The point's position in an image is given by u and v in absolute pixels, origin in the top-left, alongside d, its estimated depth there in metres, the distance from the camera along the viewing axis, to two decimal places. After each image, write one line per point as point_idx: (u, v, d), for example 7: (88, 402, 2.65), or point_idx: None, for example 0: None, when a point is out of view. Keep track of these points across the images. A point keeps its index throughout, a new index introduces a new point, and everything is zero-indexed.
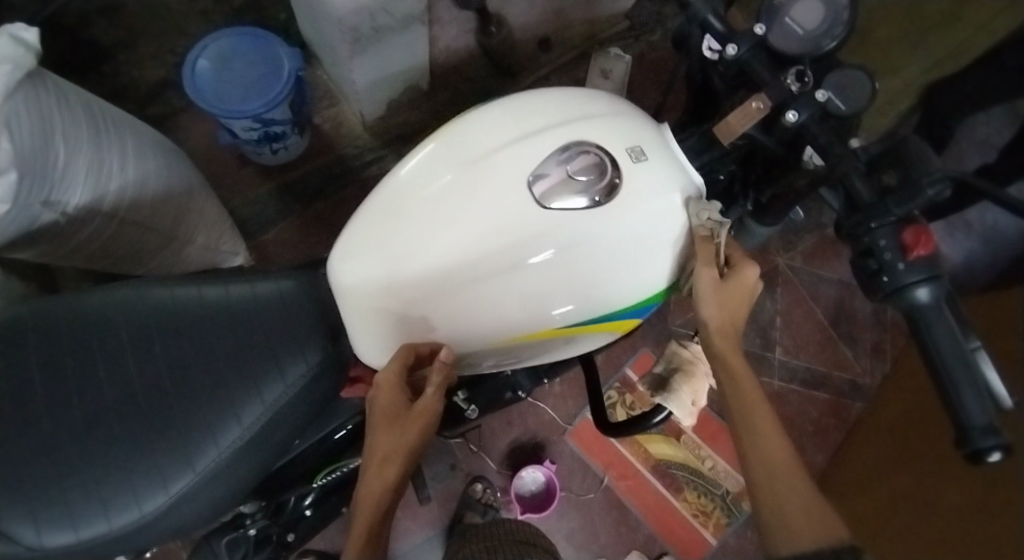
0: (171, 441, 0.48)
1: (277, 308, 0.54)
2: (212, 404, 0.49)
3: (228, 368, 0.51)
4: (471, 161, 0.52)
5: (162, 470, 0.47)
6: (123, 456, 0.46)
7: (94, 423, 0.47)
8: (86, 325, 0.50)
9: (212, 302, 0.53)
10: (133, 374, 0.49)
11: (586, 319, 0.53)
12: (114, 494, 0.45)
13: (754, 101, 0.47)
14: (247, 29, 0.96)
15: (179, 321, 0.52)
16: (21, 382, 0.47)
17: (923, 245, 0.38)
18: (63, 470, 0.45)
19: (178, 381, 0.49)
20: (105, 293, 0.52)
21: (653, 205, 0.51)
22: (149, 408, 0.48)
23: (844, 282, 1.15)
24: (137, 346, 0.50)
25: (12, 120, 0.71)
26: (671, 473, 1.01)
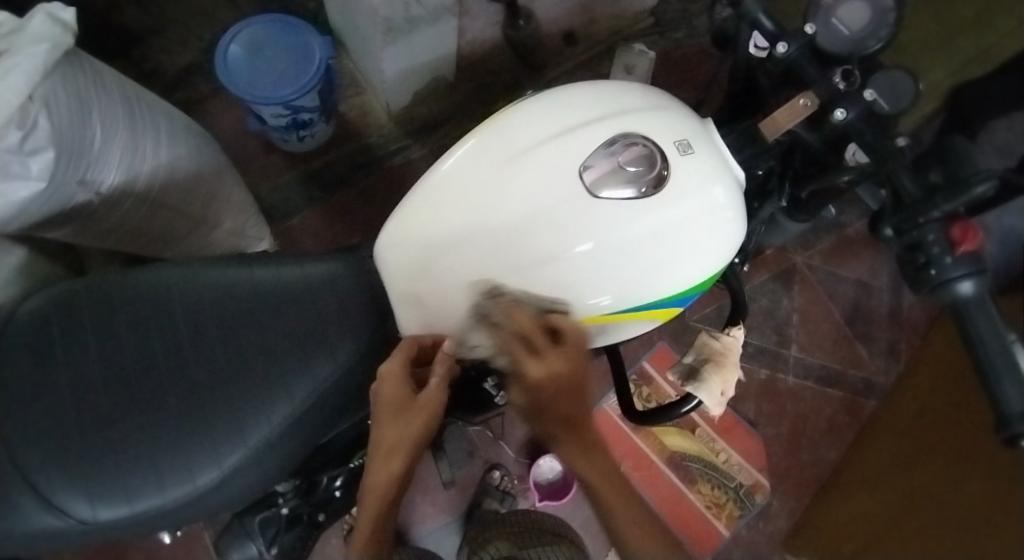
0: (223, 417, 0.49)
1: (323, 288, 0.55)
2: (262, 382, 0.50)
3: (277, 347, 0.52)
4: (515, 154, 0.53)
5: (215, 446, 0.48)
6: (176, 431, 0.47)
7: (150, 399, 0.47)
8: (138, 299, 0.50)
9: (261, 281, 0.53)
10: (187, 351, 0.50)
11: (630, 308, 0.53)
12: (167, 469, 0.46)
13: (801, 98, 0.49)
14: (280, 16, 0.97)
15: (230, 299, 0.53)
16: (76, 356, 0.47)
17: (970, 240, 0.39)
18: (118, 444, 0.46)
19: (229, 360, 0.50)
20: (153, 271, 0.52)
21: (699, 198, 0.52)
22: (202, 385, 0.49)
23: (861, 282, 1.16)
24: (187, 325, 0.51)
25: (51, 100, 0.72)
26: (686, 465, 1.05)
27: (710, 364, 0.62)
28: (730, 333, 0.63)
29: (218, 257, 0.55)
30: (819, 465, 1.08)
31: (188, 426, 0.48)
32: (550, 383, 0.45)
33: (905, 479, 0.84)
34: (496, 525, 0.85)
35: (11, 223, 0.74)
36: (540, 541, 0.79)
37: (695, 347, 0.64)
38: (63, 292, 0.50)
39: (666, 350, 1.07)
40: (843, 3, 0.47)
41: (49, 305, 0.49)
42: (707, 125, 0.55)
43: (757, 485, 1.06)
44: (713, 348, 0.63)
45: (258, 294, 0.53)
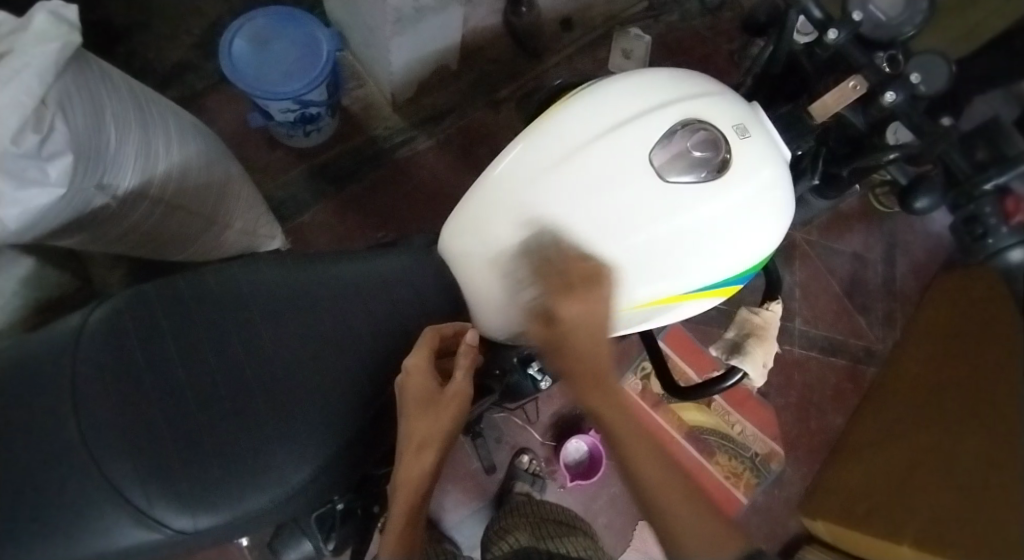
0: (311, 417, 0.53)
1: (390, 281, 0.62)
2: (344, 378, 0.56)
3: (339, 350, 0.57)
4: (569, 153, 0.54)
5: (306, 448, 0.52)
6: (271, 431, 0.51)
7: (239, 403, 0.51)
8: (218, 311, 0.53)
9: (319, 288, 0.58)
10: (270, 358, 0.54)
11: (701, 286, 0.56)
12: (263, 471, 0.50)
13: (851, 81, 0.52)
14: (283, 9, 0.95)
15: (290, 308, 0.56)
16: (155, 365, 0.48)
17: (1022, 213, 0.41)
18: (213, 448, 0.48)
19: (309, 364, 0.55)
20: (223, 280, 0.55)
21: (758, 180, 0.54)
22: (289, 387, 0.54)
23: (857, 255, 1.21)
24: (268, 325, 0.55)
25: (65, 102, 0.69)
26: (704, 439, 1.10)
27: (752, 339, 0.65)
28: (769, 307, 0.66)
29: (281, 261, 0.58)
30: (827, 431, 1.13)
31: (278, 426, 0.52)
32: (583, 329, 0.49)
33: (928, 438, 0.92)
34: (512, 515, 0.87)
35: (27, 231, 0.71)
36: (558, 532, 0.80)
37: (736, 323, 0.67)
38: (133, 300, 0.50)
39: (680, 330, 1.09)
40: None
41: (117, 316, 0.48)
42: (757, 109, 0.57)
43: (772, 453, 1.11)
44: (754, 324, 0.66)
45: (332, 294, 0.59)
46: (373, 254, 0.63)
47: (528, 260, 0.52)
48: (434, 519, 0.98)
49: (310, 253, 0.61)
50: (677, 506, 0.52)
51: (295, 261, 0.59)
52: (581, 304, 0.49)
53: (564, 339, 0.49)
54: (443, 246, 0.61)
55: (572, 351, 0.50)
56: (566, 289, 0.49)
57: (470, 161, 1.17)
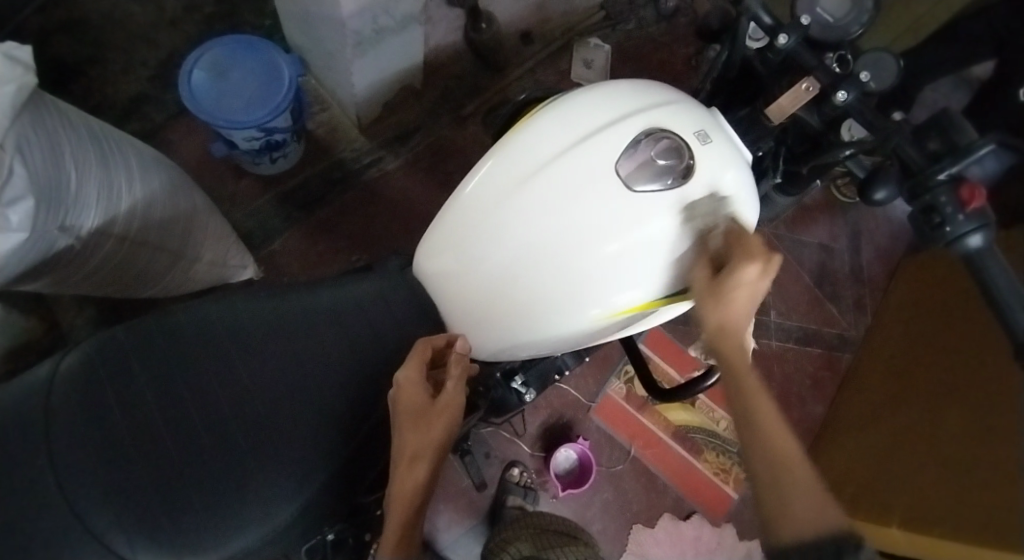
0: (296, 450, 0.53)
1: (361, 305, 0.62)
2: (326, 408, 0.56)
3: (320, 381, 0.57)
4: (537, 168, 0.55)
5: (292, 479, 0.52)
6: (263, 467, 0.51)
7: (226, 441, 0.50)
8: (196, 347, 0.52)
9: (296, 317, 0.58)
10: (251, 392, 0.53)
11: (675, 289, 0.57)
12: (250, 509, 0.49)
13: (804, 83, 0.53)
14: (241, 37, 0.94)
15: (268, 340, 0.56)
16: (135, 408, 0.47)
17: (978, 199, 0.42)
18: (206, 486, 0.47)
19: (290, 396, 0.55)
20: (195, 316, 0.54)
21: (722, 184, 0.55)
22: (271, 422, 0.53)
23: (824, 245, 1.24)
24: (246, 360, 0.54)
25: (23, 145, 0.67)
26: (691, 438, 1.07)
27: None
28: None
29: (253, 294, 0.58)
30: (809, 419, 1.16)
31: (263, 462, 0.51)
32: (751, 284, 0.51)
33: (908, 420, 0.95)
34: (516, 526, 0.86)
35: None
36: (559, 543, 0.82)
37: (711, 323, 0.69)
38: (107, 345, 0.48)
39: (660, 332, 1.10)
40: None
41: (93, 362, 0.47)
42: (716, 114, 0.58)
43: None
44: None
45: (306, 323, 0.59)
46: (347, 280, 0.64)
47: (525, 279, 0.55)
48: (428, 540, 0.97)
49: (283, 285, 0.61)
50: (803, 489, 0.47)
51: (268, 293, 0.59)
52: (753, 259, 0.50)
53: (729, 287, 0.50)
54: (421, 264, 0.61)
55: (731, 300, 0.51)
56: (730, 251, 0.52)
57: (440, 177, 1.18)
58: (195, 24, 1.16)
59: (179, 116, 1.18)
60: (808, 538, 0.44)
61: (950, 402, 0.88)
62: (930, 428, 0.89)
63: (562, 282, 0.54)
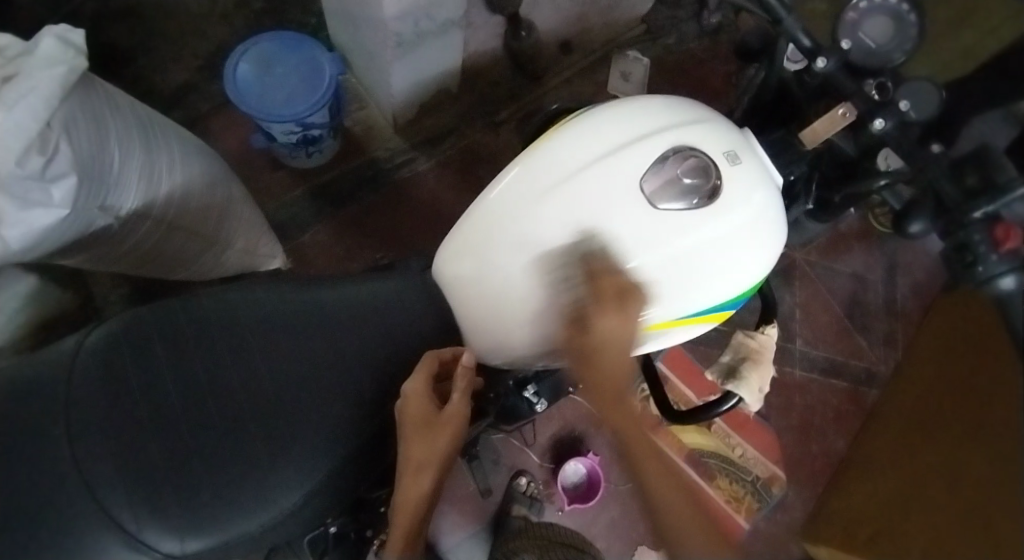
0: (305, 441, 0.53)
1: (378, 304, 0.62)
2: (336, 401, 0.56)
3: (332, 374, 0.57)
4: (563, 178, 0.55)
5: (298, 467, 0.52)
6: (270, 454, 0.51)
7: (237, 427, 0.51)
8: (214, 332, 0.53)
9: (314, 309, 0.59)
10: (264, 379, 0.54)
11: (693, 311, 0.56)
12: (255, 494, 0.49)
13: (840, 109, 0.53)
14: (288, 33, 0.97)
15: (285, 330, 0.57)
16: (155, 387, 0.48)
17: (1012, 240, 0.41)
18: (217, 470, 0.48)
19: (302, 386, 0.55)
20: (217, 302, 0.55)
21: (749, 207, 0.54)
22: (281, 412, 0.53)
23: (857, 275, 1.21)
24: (263, 348, 0.55)
25: (71, 125, 0.70)
26: (704, 462, 1.08)
27: (748, 362, 0.64)
28: (764, 331, 0.66)
29: (274, 283, 0.59)
30: (829, 453, 1.12)
31: (271, 451, 0.51)
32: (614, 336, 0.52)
33: (926, 462, 0.91)
34: (522, 537, 0.86)
35: (29, 252, 0.72)
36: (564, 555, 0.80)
37: (731, 347, 0.67)
38: (135, 323, 0.50)
39: (680, 351, 1.08)
40: (867, 18, 0.51)
41: (119, 338, 0.49)
42: (748, 135, 0.57)
43: (774, 477, 1.10)
44: (750, 347, 0.65)
45: (323, 316, 0.59)
46: (368, 276, 0.64)
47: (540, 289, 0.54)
48: (431, 542, 0.97)
49: (304, 277, 0.62)
50: None
51: (290, 283, 0.60)
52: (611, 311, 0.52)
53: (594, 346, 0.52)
54: (439, 268, 0.61)
55: (600, 354, 0.52)
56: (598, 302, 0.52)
57: (469, 182, 1.19)
58: (244, 19, 1.19)
59: (222, 106, 1.22)
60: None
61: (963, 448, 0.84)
62: (943, 474, 0.86)
63: (574, 294, 0.53)
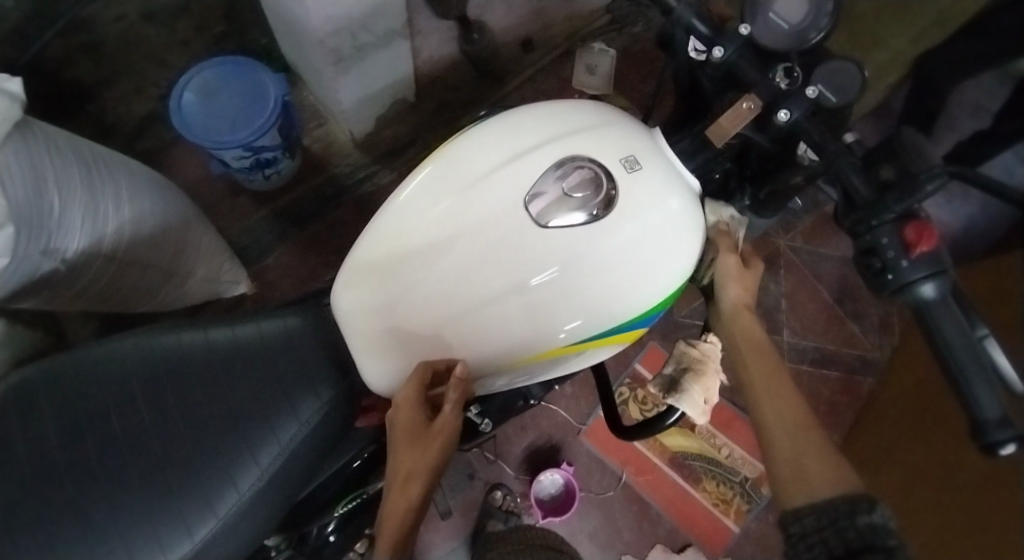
0: (194, 480, 0.48)
1: (284, 344, 0.56)
2: (226, 447, 0.50)
3: (236, 411, 0.52)
4: (466, 187, 0.53)
5: (184, 516, 0.47)
6: (155, 503, 0.47)
7: (116, 476, 0.47)
8: (97, 378, 0.50)
9: (220, 344, 0.54)
10: (148, 419, 0.49)
11: (600, 332, 0.53)
12: (135, 548, 0.45)
13: (744, 101, 0.48)
14: (229, 58, 0.96)
15: (188, 367, 0.52)
16: (35, 441, 0.47)
17: (926, 240, 0.37)
18: (86, 522, 0.45)
19: (190, 432, 0.50)
20: (111, 346, 0.52)
21: (650, 216, 0.51)
22: (165, 456, 0.49)
23: (846, 258, 1.15)
24: (154, 388, 0.51)
25: (5, 176, 0.70)
26: (689, 465, 1.02)
27: (690, 374, 0.60)
28: (706, 340, 0.62)
29: (180, 322, 0.56)
30: None
31: (158, 499, 0.47)
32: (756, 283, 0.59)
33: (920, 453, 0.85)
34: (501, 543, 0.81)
35: None
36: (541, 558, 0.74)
37: (674, 356, 0.63)
38: (23, 380, 0.49)
39: (658, 349, 1.05)
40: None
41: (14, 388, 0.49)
42: (656, 137, 0.54)
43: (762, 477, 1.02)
44: (691, 357, 0.61)
45: (226, 355, 0.54)
46: (283, 308, 0.59)
47: (440, 310, 0.52)
48: None
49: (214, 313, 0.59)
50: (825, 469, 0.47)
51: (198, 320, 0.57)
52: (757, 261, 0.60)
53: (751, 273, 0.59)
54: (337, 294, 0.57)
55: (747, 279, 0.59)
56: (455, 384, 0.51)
57: None
58: (203, 45, 1.20)
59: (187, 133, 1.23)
60: (825, 500, 0.44)
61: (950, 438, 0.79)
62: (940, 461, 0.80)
63: (479, 311, 0.52)
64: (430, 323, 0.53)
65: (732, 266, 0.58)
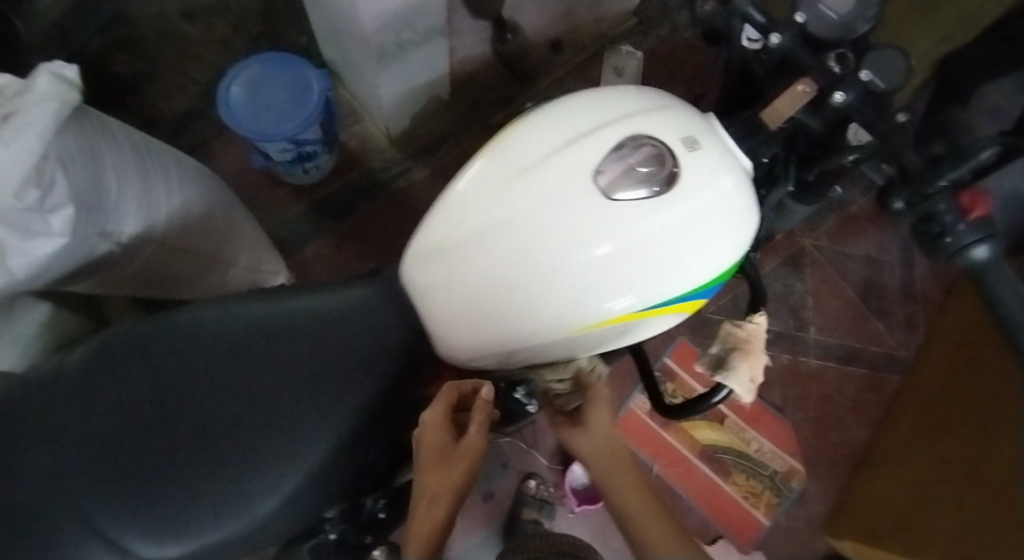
0: (280, 441, 0.54)
1: (356, 314, 0.62)
2: (309, 412, 0.56)
3: (317, 375, 0.57)
4: (523, 171, 0.55)
5: (275, 474, 0.53)
6: (248, 462, 0.52)
7: (210, 438, 0.52)
8: (190, 344, 0.54)
9: (300, 313, 0.59)
10: (242, 383, 0.54)
11: (650, 305, 0.56)
12: (231, 503, 0.50)
13: (799, 84, 0.52)
14: (274, 53, 0.99)
15: (272, 335, 0.57)
16: (125, 401, 0.49)
17: (979, 207, 0.40)
18: (182, 478, 0.49)
19: (274, 398, 0.55)
20: (200, 313, 0.56)
21: (709, 193, 0.53)
22: (256, 418, 0.54)
23: (871, 258, 1.17)
24: (239, 359, 0.56)
25: (66, 157, 0.73)
26: (718, 458, 1.05)
27: (736, 352, 0.62)
28: (753, 319, 0.64)
29: (261, 292, 0.60)
30: (849, 443, 1.08)
31: (249, 458, 0.52)
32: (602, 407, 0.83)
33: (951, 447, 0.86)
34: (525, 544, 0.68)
35: (35, 279, 0.75)
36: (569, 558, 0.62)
37: (719, 337, 0.65)
38: (109, 338, 0.52)
39: (688, 345, 1.08)
40: None
41: (100, 346, 0.51)
42: (711, 120, 0.57)
43: (791, 471, 1.06)
44: (738, 337, 0.63)
45: (306, 322, 0.59)
46: (352, 282, 0.64)
47: (501, 286, 0.54)
48: None
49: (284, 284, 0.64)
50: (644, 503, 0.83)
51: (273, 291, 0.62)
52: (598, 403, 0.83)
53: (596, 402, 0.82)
54: (407, 272, 0.61)
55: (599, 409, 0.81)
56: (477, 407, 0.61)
57: None
58: (240, 44, 1.23)
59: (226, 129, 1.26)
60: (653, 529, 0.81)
61: (1002, 428, 0.79)
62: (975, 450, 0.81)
63: (538, 288, 0.54)
64: (491, 299, 0.55)
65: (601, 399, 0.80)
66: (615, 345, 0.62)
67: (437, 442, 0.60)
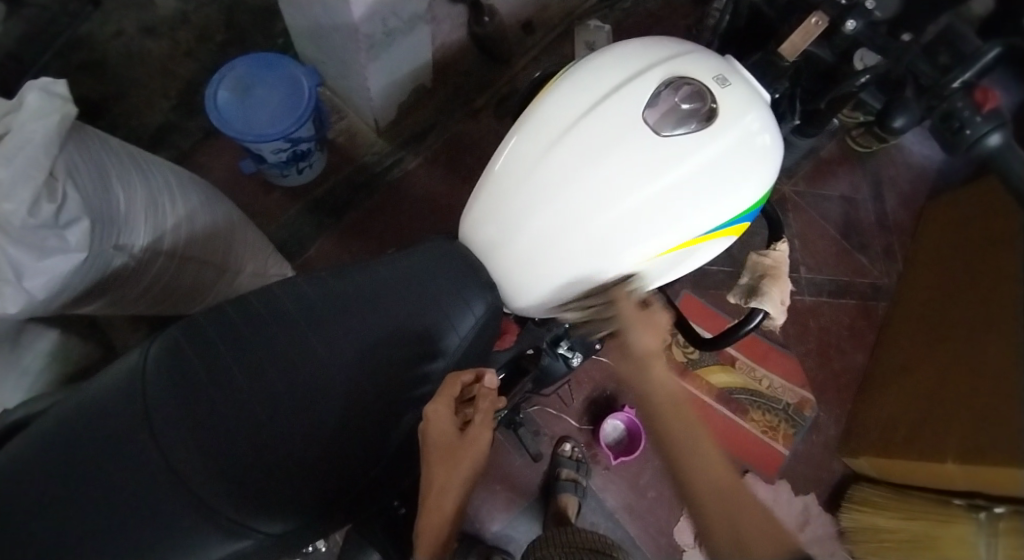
0: (365, 419, 0.56)
1: (423, 273, 0.61)
2: (389, 382, 0.58)
3: (389, 346, 0.59)
4: (567, 128, 0.57)
5: (361, 449, 0.55)
6: (335, 441, 0.54)
7: (297, 421, 0.53)
8: (265, 329, 0.55)
9: (366, 286, 0.60)
10: (327, 359, 0.56)
11: (702, 233, 0.59)
12: (325, 483, 0.52)
13: (812, 18, 0.57)
14: (262, 55, 0.98)
15: (343, 309, 0.59)
16: (225, 388, 0.51)
17: (991, 100, 0.41)
18: (276, 464, 0.50)
19: (353, 373, 0.57)
20: (270, 300, 0.57)
21: (744, 126, 0.58)
22: (339, 398, 0.55)
23: (845, 197, 1.24)
24: (314, 338, 0.57)
25: (73, 171, 0.71)
26: (734, 399, 1.11)
27: (766, 279, 0.67)
28: (777, 247, 0.69)
29: (323, 274, 0.60)
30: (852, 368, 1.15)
31: (336, 437, 0.54)
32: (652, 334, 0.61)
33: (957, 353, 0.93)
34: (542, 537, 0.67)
35: (50, 302, 0.73)
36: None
37: (748, 268, 0.70)
38: (180, 332, 0.53)
39: (693, 298, 1.13)
40: None
41: (177, 340, 0.52)
42: (732, 61, 0.61)
43: (803, 401, 1.12)
44: (766, 265, 0.68)
45: (374, 293, 0.60)
46: (413, 245, 0.64)
47: (561, 238, 0.57)
48: (482, 523, 1.00)
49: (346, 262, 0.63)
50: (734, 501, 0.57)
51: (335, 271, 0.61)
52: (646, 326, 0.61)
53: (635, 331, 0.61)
54: (464, 238, 0.63)
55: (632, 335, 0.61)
56: (484, 394, 0.57)
57: (460, 172, 1.22)
58: (206, 54, 1.20)
59: None
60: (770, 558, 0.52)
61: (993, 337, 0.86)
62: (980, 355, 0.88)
63: (597, 235, 0.57)
64: (551, 252, 0.58)
65: (637, 318, 0.60)
66: (669, 279, 0.65)
67: (440, 422, 0.55)
